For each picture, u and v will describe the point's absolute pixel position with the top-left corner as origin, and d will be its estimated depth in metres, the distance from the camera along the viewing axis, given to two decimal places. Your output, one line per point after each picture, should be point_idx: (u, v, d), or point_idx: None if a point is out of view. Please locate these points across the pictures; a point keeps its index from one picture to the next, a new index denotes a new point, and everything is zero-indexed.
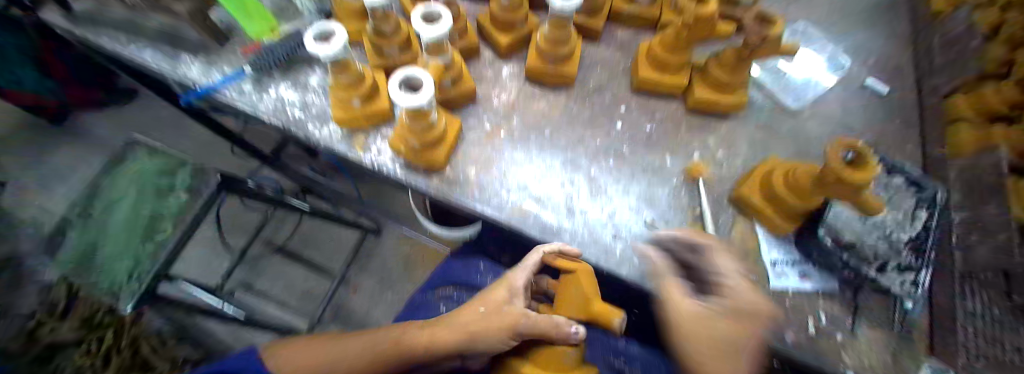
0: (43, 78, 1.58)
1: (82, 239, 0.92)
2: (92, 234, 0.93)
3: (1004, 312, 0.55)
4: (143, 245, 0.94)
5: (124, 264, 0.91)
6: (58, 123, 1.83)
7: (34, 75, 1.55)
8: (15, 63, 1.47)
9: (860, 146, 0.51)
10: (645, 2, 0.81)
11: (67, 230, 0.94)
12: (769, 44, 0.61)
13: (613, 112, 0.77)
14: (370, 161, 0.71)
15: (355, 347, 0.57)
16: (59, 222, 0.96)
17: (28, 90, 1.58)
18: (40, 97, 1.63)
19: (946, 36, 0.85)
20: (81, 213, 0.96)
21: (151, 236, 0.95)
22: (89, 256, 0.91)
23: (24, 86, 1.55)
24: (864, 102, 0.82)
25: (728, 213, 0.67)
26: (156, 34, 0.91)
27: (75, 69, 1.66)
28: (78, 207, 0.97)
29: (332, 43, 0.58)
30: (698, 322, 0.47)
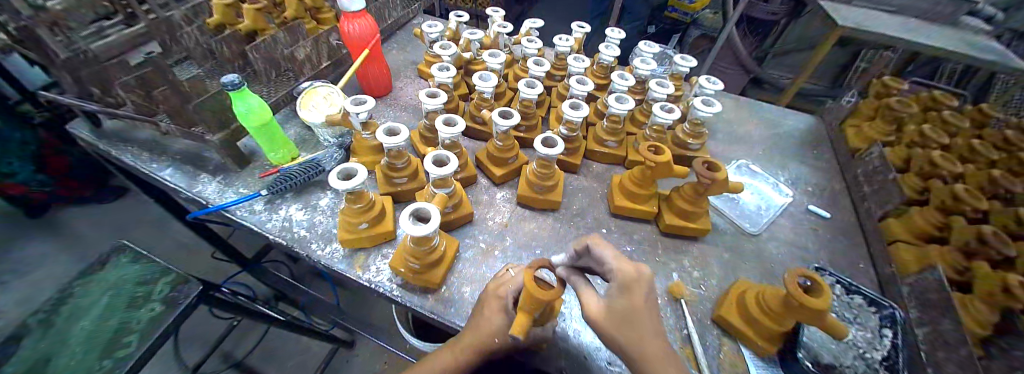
0: (36, 169, 1.53)
1: (41, 349, 0.86)
2: (50, 345, 0.87)
3: None
4: (98, 362, 0.83)
5: None
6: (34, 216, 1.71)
7: (28, 164, 1.49)
8: (13, 150, 1.43)
9: (813, 275, 0.60)
10: (613, 145, 0.99)
11: (23, 337, 0.88)
12: (719, 184, 0.75)
13: (596, 233, 0.85)
14: (367, 280, 0.73)
15: None
16: (14, 330, 0.89)
17: (15, 182, 1.50)
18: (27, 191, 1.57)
19: (866, 168, 1.05)
20: (42, 319, 0.90)
21: (111, 352, 0.84)
22: (37, 370, 0.83)
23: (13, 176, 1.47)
24: (811, 223, 0.95)
25: (713, 333, 0.70)
26: (180, 154, 0.98)
27: (74, 164, 1.65)
28: (41, 313, 0.92)
29: (353, 180, 0.67)
30: (613, 323, 0.47)
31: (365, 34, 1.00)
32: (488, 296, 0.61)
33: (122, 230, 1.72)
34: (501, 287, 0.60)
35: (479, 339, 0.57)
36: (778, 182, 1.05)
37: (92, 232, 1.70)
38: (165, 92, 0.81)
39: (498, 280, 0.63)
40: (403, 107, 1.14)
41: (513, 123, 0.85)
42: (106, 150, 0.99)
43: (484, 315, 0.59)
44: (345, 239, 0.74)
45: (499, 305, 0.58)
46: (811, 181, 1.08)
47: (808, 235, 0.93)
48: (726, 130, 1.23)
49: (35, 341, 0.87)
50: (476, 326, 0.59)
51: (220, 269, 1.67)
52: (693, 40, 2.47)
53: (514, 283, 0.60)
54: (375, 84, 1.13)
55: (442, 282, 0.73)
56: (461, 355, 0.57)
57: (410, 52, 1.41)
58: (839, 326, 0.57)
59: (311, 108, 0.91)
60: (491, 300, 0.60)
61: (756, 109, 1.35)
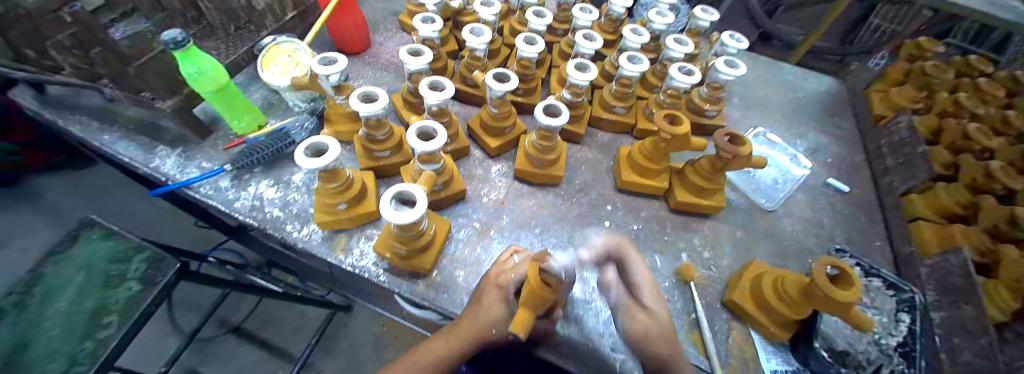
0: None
1: (15, 333, 0.76)
2: (25, 328, 0.77)
3: None
4: (80, 346, 0.74)
5: (54, 367, 0.72)
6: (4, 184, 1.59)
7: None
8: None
9: (842, 265, 0.56)
10: (621, 112, 0.89)
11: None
12: (741, 159, 0.67)
13: (600, 211, 0.79)
14: (351, 265, 0.66)
15: None
16: None
17: None
18: None
19: (891, 139, 0.97)
20: (15, 301, 0.80)
21: (93, 333, 0.76)
22: (15, 356, 0.74)
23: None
24: (828, 198, 0.90)
25: (722, 318, 0.66)
26: (133, 123, 0.86)
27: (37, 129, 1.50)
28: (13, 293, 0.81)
29: (325, 156, 0.58)
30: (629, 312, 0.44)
31: None
32: (487, 284, 0.54)
33: (98, 200, 1.62)
34: (501, 275, 0.53)
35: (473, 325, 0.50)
36: (796, 153, 0.97)
37: (64, 203, 1.59)
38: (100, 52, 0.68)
39: (498, 266, 0.56)
40: (384, 67, 1.01)
41: (509, 87, 0.74)
42: (51, 118, 0.87)
43: (483, 303, 0.51)
44: (322, 220, 0.67)
45: (498, 294, 0.51)
46: (829, 151, 1.01)
47: (826, 212, 0.87)
48: (742, 93, 1.13)
49: (10, 324, 0.77)
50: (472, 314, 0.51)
51: (207, 239, 1.60)
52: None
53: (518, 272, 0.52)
54: (350, 39, 0.98)
55: (433, 267, 0.66)
56: (456, 347, 0.49)
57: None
58: (863, 318, 0.53)
59: (273, 67, 0.79)
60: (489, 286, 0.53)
61: (775, 69, 1.23)
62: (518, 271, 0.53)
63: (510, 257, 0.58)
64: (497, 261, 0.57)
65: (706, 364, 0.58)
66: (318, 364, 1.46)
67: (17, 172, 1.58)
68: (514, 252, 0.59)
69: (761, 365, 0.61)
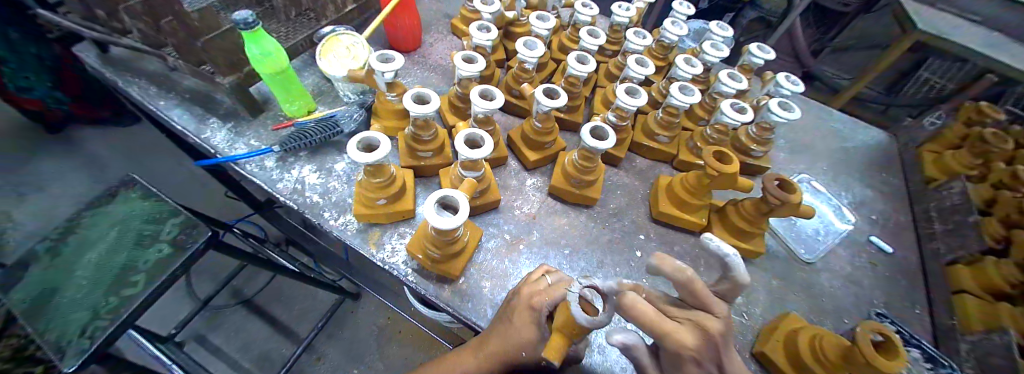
0: (53, 85, 1.46)
1: (45, 277, 0.79)
2: (56, 274, 0.79)
3: None
4: (105, 299, 0.76)
5: (80, 316, 0.73)
6: (53, 132, 1.67)
7: (45, 78, 1.42)
8: (31, 64, 1.35)
9: (888, 332, 0.53)
10: (663, 141, 0.88)
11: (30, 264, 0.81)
12: (789, 208, 0.65)
13: (632, 239, 0.77)
14: (380, 261, 0.67)
15: None
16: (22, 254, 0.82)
17: (34, 97, 1.45)
18: (46, 106, 1.51)
19: (941, 204, 0.93)
20: (50, 247, 0.83)
21: (117, 290, 0.77)
22: (45, 300, 0.76)
23: (33, 92, 1.42)
24: (870, 257, 0.86)
25: (750, 369, 0.63)
26: (189, 93, 0.90)
27: (90, 83, 1.58)
28: (49, 240, 0.84)
29: (376, 152, 0.59)
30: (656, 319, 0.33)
31: None
32: (515, 303, 0.53)
33: (139, 158, 1.69)
34: (533, 296, 0.52)
35: (505, 347, 0.50)
36: (840, 205, 0.93)
37: (107, 156, 1.67)
38: (172, 22, 0.72)
39: (529, 284, 0.55)
40: (432, 67, 1.02)
41: (557, 104, 0.74)
42: (113, 79, 0.91)
43: (513, 323, 0.51)
44: (360, 213, 0.68)
45: (528, 317, 0.50)
46: (875, 207, 0.97)
47: (867, 271, 0.83)
48: (788, 136, 1.10)
49: (42, 269, 0.80)
50: (501, 333, 0.52)
51: (234, 209, 1.65)
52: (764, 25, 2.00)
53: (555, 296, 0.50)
54: (403, 37, 1.01)
55: (461, 274, 0.66)
56: (487, 364, 0.51)
57: (442, 2, 1.27)
58: None
59: (331, 57, 0.81)
60: (520, 307, 0.52)
61: (823, 115, 1.19)
62: (552, 294, 0.52)
63: (542, 276, 0.56)
64: (529, 279, 0.56)
65: None
66: (320, 349, 1.48)
67: (66, 122, 1.66)
68: (547, 271, 0.57)
69: None
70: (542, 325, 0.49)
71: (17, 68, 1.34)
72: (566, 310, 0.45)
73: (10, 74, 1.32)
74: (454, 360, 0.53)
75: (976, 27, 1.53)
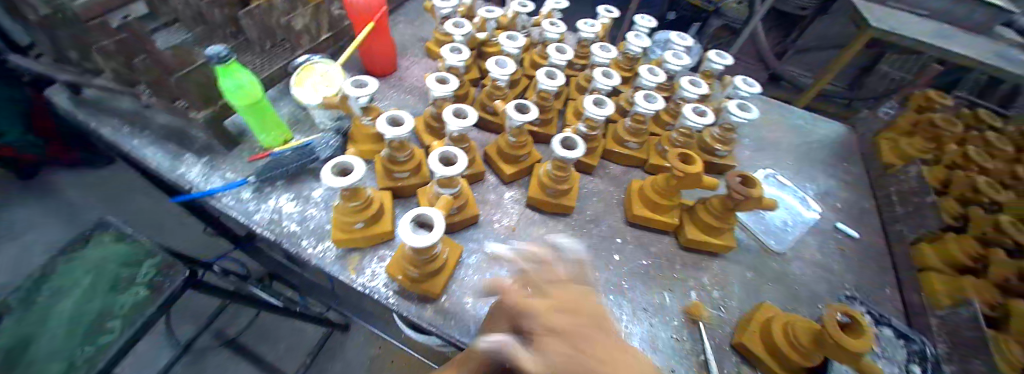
0: (25, 130, 1.44)
1: (18, 330, 0.75)
2: (30, 326, 0.76)
3: None
4: (81, 348, 0.74)
5: (56, 369, 0.71)
6: (24, 177, 1.62)
7: (16, 123, 1.40)
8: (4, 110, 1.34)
9: (853, 312, 0.56)
10: (633, 147, 0.92)
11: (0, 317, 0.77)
12: (752, 202, 0.68)
13: (610, 244, 0.79)
14: (361, 285, 0.67)
15: None
16: None
17: (3, 142, 1.41)
18: (16, 150, 1.48)
19: (901, 188, 0.98)
20: (22, 298, 0.80)
21: (95, 337, 0.75)
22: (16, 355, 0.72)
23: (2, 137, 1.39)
24: (839, 244, 0.90)
25: (732, 362, 0.65)
26: (164, 130, 0.89)
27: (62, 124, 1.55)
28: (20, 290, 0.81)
29: (350, 176, 0.60)
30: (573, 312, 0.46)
31: (367, 5, 0.91)
32: (496, 314, 0.55)
33: (114, 199, 1.65)
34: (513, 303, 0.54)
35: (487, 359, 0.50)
36: (807, 196, 0.98)
37: (80, 199, 1.63)
38: (144, 61, 0.73)
39: (510, 295, 0.57)
40: (407, 90, 1.05)
41: (528, 118, 0.77)
42: (87, 121, 0.91)
43: (494, 334, 0.52)
44: (339, 238, 0.68)
45: (509, 327, 0.52)
46: (840, 196, 1.02)
47: (836, 257, 0.87)
48: (753, 134, 1.16)
49: (14, 322, 0.76)
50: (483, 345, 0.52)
51: (215, 245, 1.62)
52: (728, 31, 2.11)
53: None
54: (377, 62, 1.04)
55: (442, 292, 0.67)
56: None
57: (417, 28, 1.31)
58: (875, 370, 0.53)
59: (305, 87, 0.83)
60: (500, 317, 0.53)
61: (785, 112, 1.26)
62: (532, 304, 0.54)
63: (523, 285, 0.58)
64: (510, 290, 0.58)
65: None
66: None
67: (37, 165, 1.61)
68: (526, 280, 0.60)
69: None
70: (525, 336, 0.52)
71: None
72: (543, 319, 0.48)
73: None
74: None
75: (922, 20, 1.64)
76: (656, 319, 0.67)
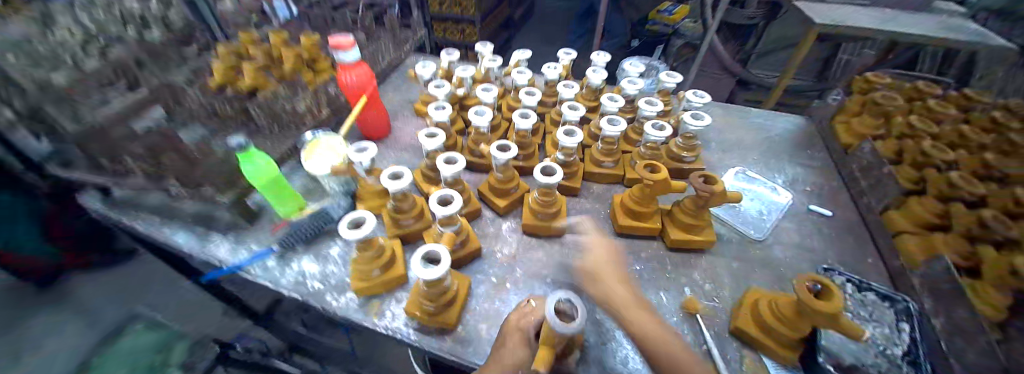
0: (44, 238, 1.56)
1: None
2: None
3: None
4: None
5: None
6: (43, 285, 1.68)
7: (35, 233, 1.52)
8: (21, 223, 1.47)
9: (822, 278, 0.62)
10: (610, 166, 1.03)
11: None
12: (717, 197, 0.77)
13: (603, 255, 0.86)
14: (383, 327, 0.73)
15: None
16: None
17: (21, 251, 1.52)
18: (35, 258, 1.57)
19: (861, 164, 1.06)
20: None
21: None
22: None
23: (22, 247, 1.51)
24: (814, 223, 0.97)
25: (733, 346, 0.69)
26: (190, 216, 0.99)
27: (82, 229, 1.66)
28: None
29: (363, 229, 0.70)
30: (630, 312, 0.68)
31: (361, 81, 1.07)
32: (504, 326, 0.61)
33: (132, 292, 1.71)
34: (515, 318, 0.62)
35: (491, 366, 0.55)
36: (776, 185, 1.07)
37: (101, 297, 1.68)
38: None
39: (518, 311, 0.64)
40: (403, 148, 1.18)
41: (511, 156, 0.89)
42: (120, 219, 1.01)
43: (507, 345, 0.57)
44: (358, 286, 0.75)
45: (519, 339, 0.58)
46: (808, 180, 1.11)
47: (814, 235, 0.94)
48: (718, 138, 1.27)
49: None
50: (496, 356, 0.57)
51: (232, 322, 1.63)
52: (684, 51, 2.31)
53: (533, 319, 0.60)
54: (374, 128, 1.17)
55: (458, 322, 0.72)
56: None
57: (406, 94, 1.47)
58: (853, 328, 0.58)
59: (314, 159, 0.95)
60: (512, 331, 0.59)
61: (743, 114, 1.39)
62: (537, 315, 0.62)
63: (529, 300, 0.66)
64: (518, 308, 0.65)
65: None
66: None
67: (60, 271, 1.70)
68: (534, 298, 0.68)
69: None
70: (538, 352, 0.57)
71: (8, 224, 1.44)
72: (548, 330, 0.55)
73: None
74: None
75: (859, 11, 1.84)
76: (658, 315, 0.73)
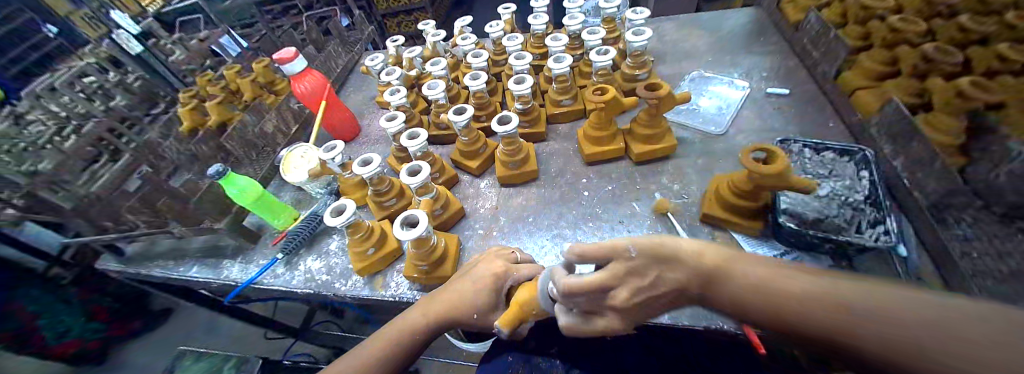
0: (86, 317, 1.66)
1: None
2: None
3: (996, 226, 0.60)
4: None
5: None
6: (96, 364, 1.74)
7: (76, 315, 1.63)
8: (60, 309, 1.59)
9: (768, 146, 0.65)
10: (568, 103, 1.06)
11: None
12: (665, 100, 0.81)
13: (578, 185, 0.91)
14: (391, 295, 0.80)
15: (370, 345, 0.63)
16: None
17: (72, 338, 1.63)
18: (83, 340, 1.67)
19: (809, 34, 1.07)
20: None
21: None
22: None
23: (70, 331, 1.62)
24: (774, 106, 1.00)
25: (704, 230, 0.76)
26: (200, 251, 1.07)
27: (118, 306, 1.77)
28: None
29: (344, 215, 0.75)
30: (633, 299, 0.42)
31: (315, 87, 1.12)
32: (466, 270, 0.67)
33: (177, 342, 1.81)
34: (484, 263, 0.66)
35: (471, 289, 0.62)
36: (732, 80, 1.09)
37: (152, 352, 1.80)
38: (166, 201, 0.92)
39: (495, 255, 0.67)
40: (376, 141, 1.22)
41: (468, 116, 0.91)
42: (138, 271, 1.08)
43: (473, 285, 0.63)
44: (358, 267, 0.82)
45: (490, 283, 0.62)
46: (764, 67, 1.12)
47: (773, 116, 0.97)
48: (672, 52, 1.29)
49: None
50: (456, 293, 0.63)
51: (276, 346, 1.71)
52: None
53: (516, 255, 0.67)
54: (344, 129, 1.21)
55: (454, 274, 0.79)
56: (438, 323, 0.62)
57: (368, 91, 1.50)
58: (803, 181, 0.61)
59: (293, 169, 1.00)
60: (489, 270, 0.63)
61: (694, 23, 1.39)
62: (512, 263, 0.65)
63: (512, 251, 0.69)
64: (497, 252, 0.68)
65: None
66: None
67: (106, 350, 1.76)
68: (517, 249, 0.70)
69: (750, 257, 0.70)
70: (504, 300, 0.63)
71: (51, 315, 1.57)
72: (529, 287, 0.58)
73: (46, 323, 1.55)
74: (407, 322, 0.63)
75: None
76: (634, 222, 0.79)
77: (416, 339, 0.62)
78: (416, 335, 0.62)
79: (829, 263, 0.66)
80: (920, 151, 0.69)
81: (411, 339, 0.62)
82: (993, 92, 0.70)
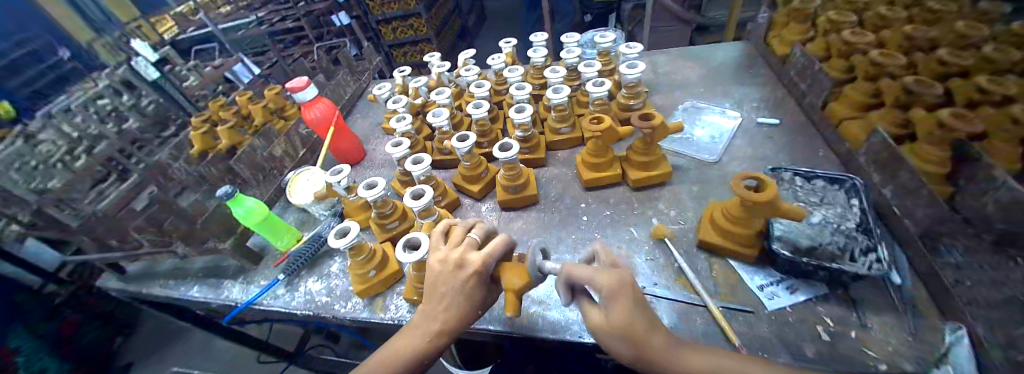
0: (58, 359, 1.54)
1: None
2: None
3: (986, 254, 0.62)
4: None
5: None
6: None
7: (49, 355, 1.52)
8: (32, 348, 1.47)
9: (759, 175, 0.68)
10: (567, 131, 1.10)
11: None
12: (659, 129, 0.84)
13: (576, 210, 0.94)
14: (390, 317, 0.80)
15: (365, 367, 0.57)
16: None
17: None
18: None
19: (796, 68, 1.12)
20: None
21: None
22: None
23: (46, 373, 1.50)
24: (764, 135, 1.04)
25: (701, 256, 0.77)
26: (201, 271, 1.07)
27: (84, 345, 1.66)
28: None
29: (347, 237, 0.77)
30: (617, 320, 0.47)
31: (325, 114, 1.17)
32: (437, 276, 0.59)
33: (167, 366, 1.77)
34: (452, 265, 0.58)
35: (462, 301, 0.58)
36: (723, 111, 1.14)
37: None
38: (174, 221, 0.94)
39: (454, 246, 0.60)
40: (380, 165, 1.26)
41: (470, 142, 0.95)
42: (138, 291, 1.09)
43: (459, 291, 0.57)
44: (359, 289, 0.82)
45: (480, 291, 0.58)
46: (754, 98, 1.17)
47: (764, 145, 1.01)
48: (667, 83, 1.35)
49: None
50: (446, 304, 0.58)
51: (271, 369, 1.66)
52: (629, 12, 2.39)
53: (474, 236, 0.61)
54: (350, 153, 1.25)
55: None
56: (443, 340, 0.58)
57: (374, 117, 1.56)
58: (794, 209, 0.63)
59: (298, 191, 1.03)
60: (468, 271, 0.57)
61: (687, 56, 1.46)
62: (477, 250, 0.60)
63: (466, 233, 0.63)
64: (451, 240, 0.61)
65: (698, 298, 0.69)
66: None
67: None
68: (468, 227, 0.64)
69: (746, 284, 0.71)
70: (489, 286, 0.62)
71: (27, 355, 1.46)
72: (521, 274, 0.58)
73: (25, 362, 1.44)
74: (407, 341, 0.58)
75: None
76: (631, 247, 0.81)
77: (422, 361, 0.57)
78: (424, 357, 0.57)
79: (824, 290, 0.67)
80: (907, 180, 0.71)
81: (414, 361, 0.57)
82: (975, 123, 0.72)
